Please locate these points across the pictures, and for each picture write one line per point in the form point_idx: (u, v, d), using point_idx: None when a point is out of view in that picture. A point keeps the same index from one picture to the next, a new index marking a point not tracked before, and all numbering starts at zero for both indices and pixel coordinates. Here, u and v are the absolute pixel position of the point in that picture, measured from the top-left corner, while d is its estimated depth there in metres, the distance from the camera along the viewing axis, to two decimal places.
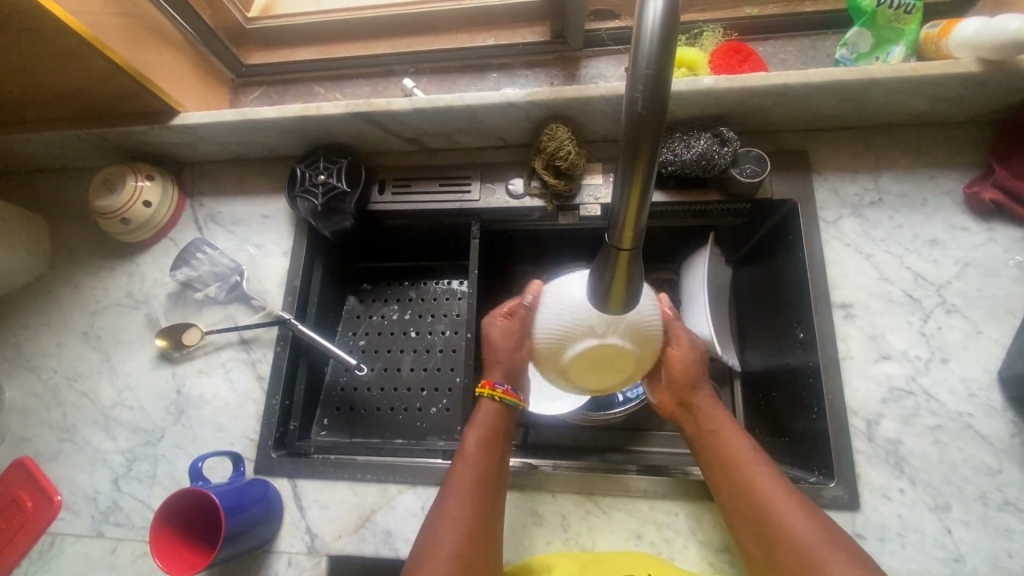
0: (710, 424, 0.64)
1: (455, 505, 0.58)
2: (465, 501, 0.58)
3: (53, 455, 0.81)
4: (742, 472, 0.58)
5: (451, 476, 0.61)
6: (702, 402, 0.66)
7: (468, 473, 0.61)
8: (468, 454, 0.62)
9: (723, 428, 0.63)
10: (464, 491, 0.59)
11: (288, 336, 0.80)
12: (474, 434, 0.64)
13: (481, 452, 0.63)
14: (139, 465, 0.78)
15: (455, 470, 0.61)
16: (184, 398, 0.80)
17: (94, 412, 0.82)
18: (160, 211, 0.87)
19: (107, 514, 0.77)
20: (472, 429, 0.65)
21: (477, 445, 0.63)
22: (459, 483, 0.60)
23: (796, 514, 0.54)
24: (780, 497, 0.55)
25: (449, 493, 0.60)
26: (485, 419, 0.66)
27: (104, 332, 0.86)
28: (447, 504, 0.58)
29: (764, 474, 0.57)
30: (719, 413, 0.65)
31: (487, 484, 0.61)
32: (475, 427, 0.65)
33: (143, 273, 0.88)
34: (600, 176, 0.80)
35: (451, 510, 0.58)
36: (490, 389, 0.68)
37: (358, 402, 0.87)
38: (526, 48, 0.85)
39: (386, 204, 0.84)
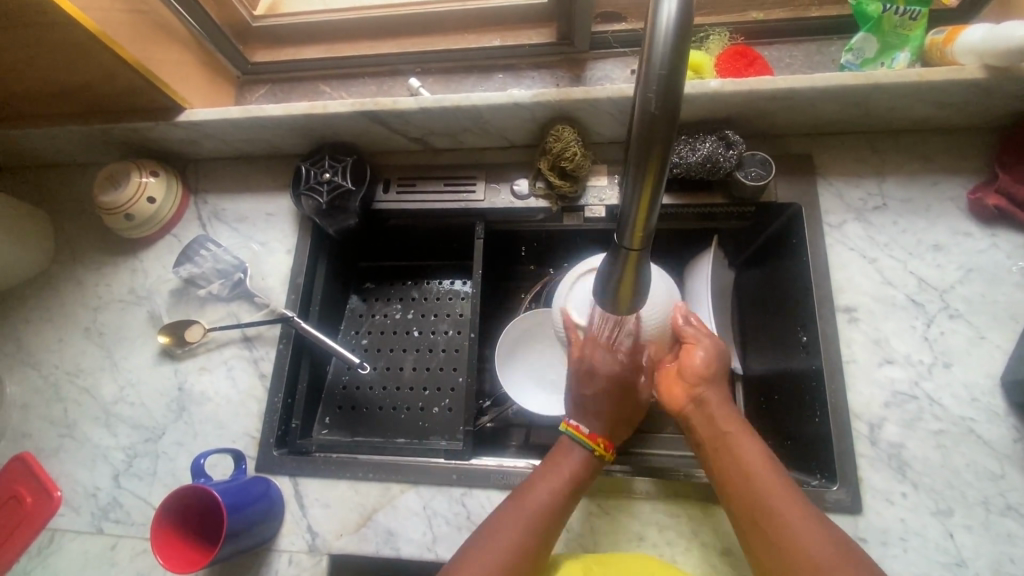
0: (718, 425, 0.62)
1: (517, 528, 0.57)
2: (524, 527, 0.57)
3: (53, 451, 0.81)
4: (755, 477, 0.56)
5: (518, 499, 0.60)
6: (714, 405, 0.63)
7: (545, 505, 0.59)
8: (546, 492, 0.60)
9: (736, 430, 0.60)
10: (526, 519, 0.58)
11: (291, 334, 0.80)
12: (558, 470, 0.62)
13: (558, 487, 0.61)
14: (139, 462, 0.78)
15: (524, 498, 0.60)
16: (186, 396, 0.80)
17: (94, 408, 0.82)
18: (165, 207, 0.86)
19: (107, 510, 0.76)
20: (558, 465, 0.63)
21: (560, 477, 0.61)
22: (524, 511, 0.58)
23: (809, 527, 0.52)
24: (791, 510, 0.53)
25: (510, 514, 0.58)
26: (575, 457, 0.63)
27: (106, 327, 0.86)
28: (510, 523, 0.57)
29: (778, 483, 0.55)
30: (732, 414, 0.63)
31: (552, 520, 0.59)
32: (564, 464, 0.63)
33: (146, 269, 0.88)
34: (605, 177, 0.81)
35: (512, 532, 0.56)
36: (593, 440, 0.64)
37: (360, 401, 0.86)
38: (533, 49, 0.85)
39: (391, 203, 0.84)
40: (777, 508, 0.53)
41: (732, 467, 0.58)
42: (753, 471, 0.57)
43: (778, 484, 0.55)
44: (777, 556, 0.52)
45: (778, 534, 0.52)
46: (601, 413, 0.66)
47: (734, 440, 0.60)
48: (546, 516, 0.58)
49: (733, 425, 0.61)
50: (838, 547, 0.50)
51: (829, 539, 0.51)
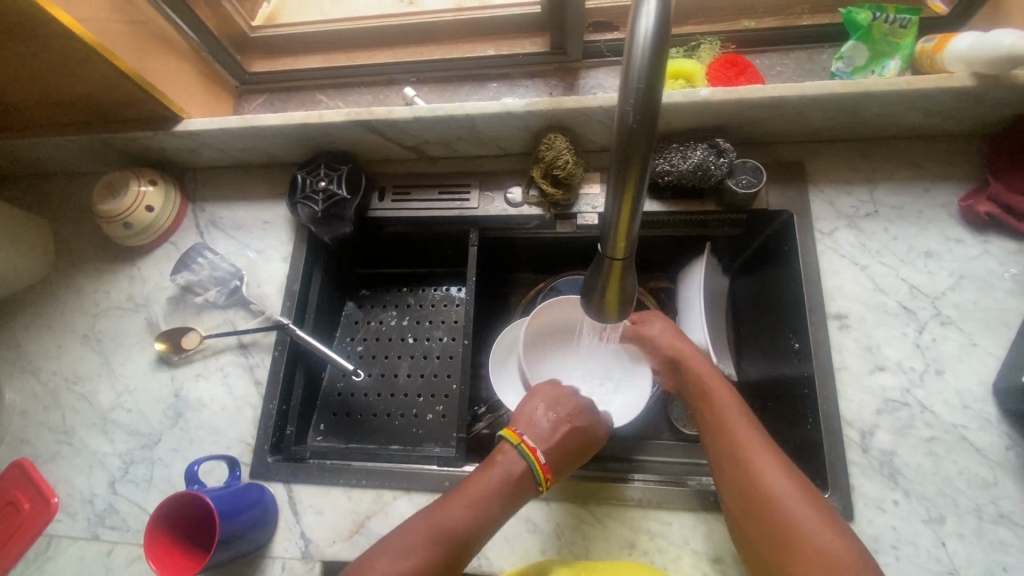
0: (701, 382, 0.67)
1: (420, 541, 0.55)
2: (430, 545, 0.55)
3: (51, 457, 0.82)
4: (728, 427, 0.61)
5: (430, 514, 0.58)
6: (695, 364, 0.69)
7: (454, 516, 0.58)
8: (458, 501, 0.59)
9: (714, 387, 0.66)
10: (434, 540, 0.56)
11: (286, 341, 0.81)
12: (460, 500, 0.59)
13: (472, 506, 0.59)
14: (135, 468, 0.79)
15: (437, 511, 0.58)
16: (182, 402, 0.81)
17: (92, 415, 0.83)
18: (163, 216, 0.87)
19: (103, 516, 0.77)
20: (467, 499, 0.59)
21: (468, 509, 0.58)
22: (431, 532, 0.56)
23: (767, 463, 0.56)
24: (759, 457, 0.57)
25: (413, 535, 0.56)
26: (501, 472, 0.62)
27: (104, 335, 0.87)
28: (414, 534, 0.56)
29: (746, 429, 0.60)
30: (714, 373, 0.68)
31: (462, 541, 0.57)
32: (469, 493, 0.60)
33: (145, 277, 0.89)
34: (598, 185, 0.81)
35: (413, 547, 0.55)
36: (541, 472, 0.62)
37: (354, 408, 0.87)
38: (526, 58, 0.86)
39: (386, 211, 0.85)
40: (740, 445, 0.58)
41: (710, 418, 0.63)
42: (727, 420, 0.61)
43: (745, 428, 0.60)
44: (744, 500, 0.55)
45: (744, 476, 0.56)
46: (561, 446, 0.65)
47: (714, 396, 0.65)
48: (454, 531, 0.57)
49: (714, 383, 0.66)
50: (796, 482, 0.54)
51: (788, 476, 0.55)
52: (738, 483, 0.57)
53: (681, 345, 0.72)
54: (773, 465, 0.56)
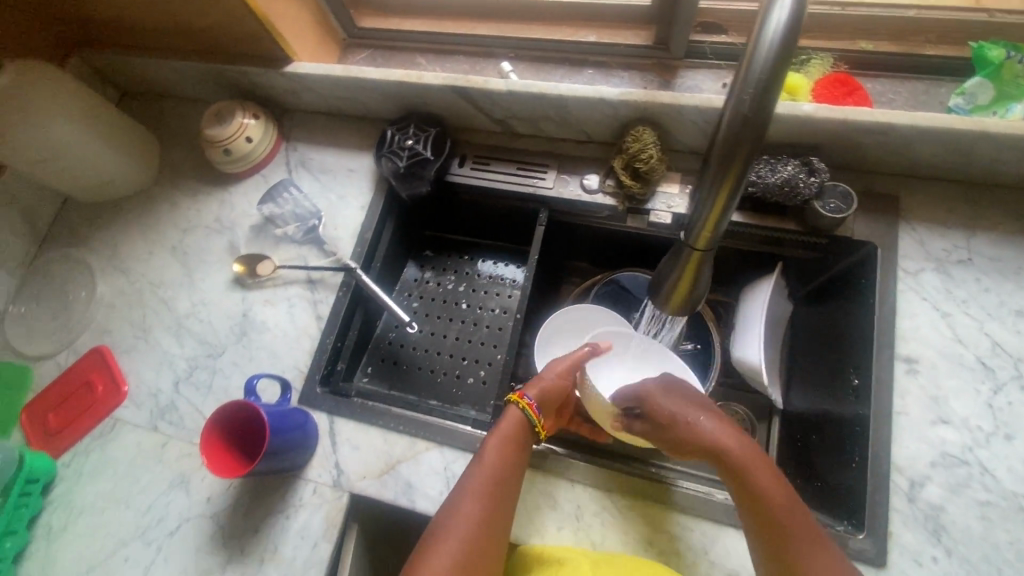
0: (718, 457, 0.56)
1: (470, 504, 0.57)
2: (479, 502, 0.57)
3: (128, 349, 0.90)
4: (779, 528, 0.51)
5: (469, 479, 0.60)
6: (717, 440, 0.56)
7: (488, 476, 0.59)
8: (489, 458, 0.61)
9: (748, 472, 0.54)
10: (483, 497, 0.58)
11: (351, 284, 0.85)
12: (486, 457, 0.62)
13: (501, 457, 0.62)
14: (197, 374, 0.85)
15: (475, 474, 0.60)
16: (248, 322, 0.87)
17: (169, 318, 0.90)
18: (259, 148, 0.94)
19: (164, 411, 0.85)
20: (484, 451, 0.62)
21: (491, 458, 0.61)
22: (474, 490, 0.58)
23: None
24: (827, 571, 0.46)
25: (461, 503, 0.57)
26: (509, 422, 0.65)
27: (189, 249, 0.94)
28: (463, 504, 0.57)
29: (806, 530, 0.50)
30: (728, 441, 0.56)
31: (508, 480, 0.61)
32: (500, 434, 0.64)
33: (233, 203, 0.95)
34: (676, 186, 0.80)
35: (465, 509, 0.57)
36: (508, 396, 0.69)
37: (402, 358, 0.90)
38: (627, 49, 0.85)
39: (464, 177, 0.88)
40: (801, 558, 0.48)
41: (755, 514, 0.52)
42: (779, 525, 0.51)
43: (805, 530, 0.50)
44: None
45: None
46: (552, 392, 0.70)
47: (755, 484, 0.53)
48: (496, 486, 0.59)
49: (751, 464, 0.54)
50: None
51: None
52: None
53: (687, 411, 0.59)
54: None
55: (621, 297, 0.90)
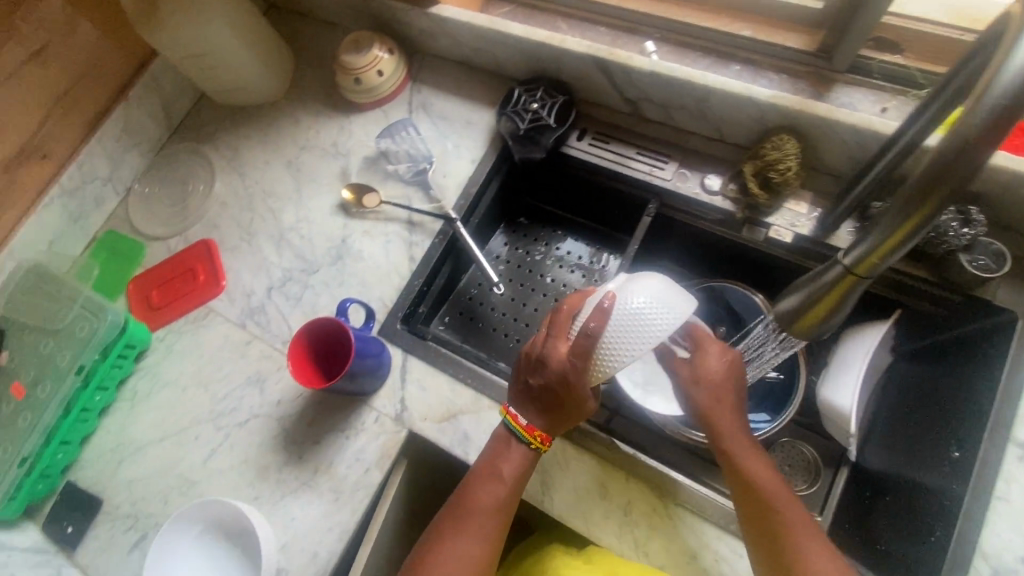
0: (729, 440, 0.64)
1: (473, 542, 0.63)
2: (480, 539, 0.64)
3: (232, 247, 0.96)
4: (769, 494, 0.60)
5: (473, 510, 0.65)
6: (725, 410, 0.66)
7: (490, 514, 0.65)
8: (498, 493, 0.65)
9: (743, 447, 0.64)
10: (483, 534, 0.64)
11: (448, 234, 0.87)
12: (499, 485, 0.65)
13: (505, 493, 0.65)
14: (290, 285, 0.90)
15: (479, 508, 0.65)
16: (345, 248, 0.90)
17: (273, 228, 0.95)
18: (386, 84, 0.96)
19: (255, 311, 0.90)
20: (499, 479, 0.66)
21: (504, 489, 0.65)
22: (477, 529, 0.64)
23: (813, 549, 0.57)
24: (807, 540, 0.57)
25: (464, 536, 0.64)
26: (515, 455, 0.67)
27: (304, 167, 0.98)
28: (466, 541, 0.63)
29: (792, 507, 0.60)
30: (740, 429, 0.65)
31: (507, 512, 0.66)
32: (510, 469, 0.66)
33: (352, 131, 0.98)
34: (804, 206, 0.76)
35: (468, 547, 0.63)
36: (530, 435, 0.67)
37: (479, 316, 0.92)
38: (784, 52, 0.80)
39: (581, 151, 0.86)
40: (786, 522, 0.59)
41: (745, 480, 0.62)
42: (771, 493, 0.61)
43: (792, 503, 0.60)
44: None
45: (789, 554, 0.57)
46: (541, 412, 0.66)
47: (748, 458, 0.63)
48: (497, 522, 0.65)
49: (745, 441, 0.65)
50: None
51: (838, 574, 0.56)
52: (779, 563, 0.57)
53: (720, 380, 0.67)
54: (816, 547, 0.57)
55: (717, 309, 0.85)
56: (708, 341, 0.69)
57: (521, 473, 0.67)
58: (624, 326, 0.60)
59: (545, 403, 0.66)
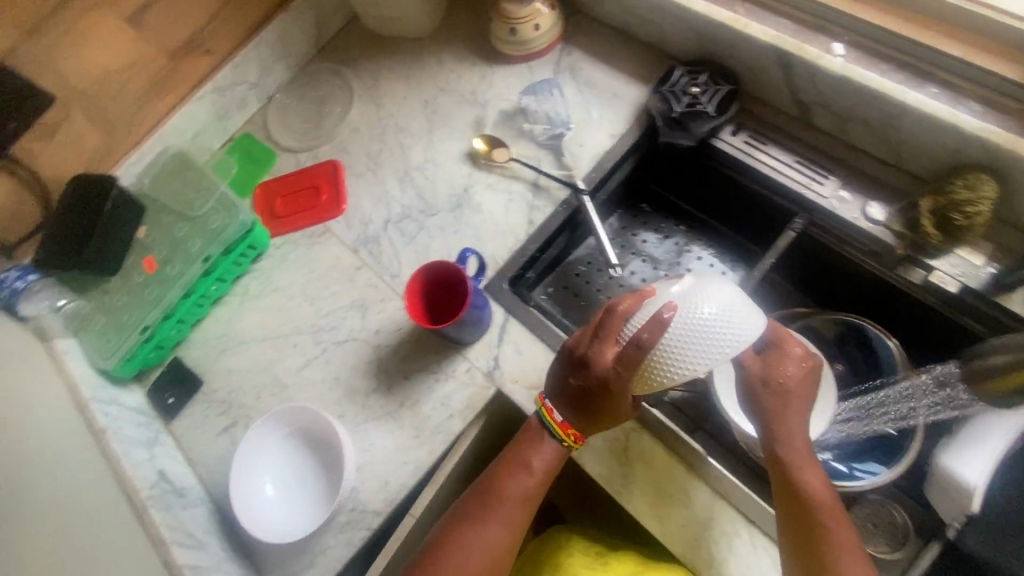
0: (784, 445, 0.60)
1: (498, 528, 0.64)
2: (506, 525, 0.64)
3: (357, 174, 0.98)
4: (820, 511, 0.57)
5: (502, 496, 0.65)
6: (786, 413, 0.60)
7: (517, 501, 0.65)
8: (527, 483, 0.65)
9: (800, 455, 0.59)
10: (508, 520, 0.65)
11: (572, 205, 0.85)
12: (528, 476, 0.65)
13: (535, 484, 0.65)
14: (407, 222, 0.92)
15: (506, 494, 0.65)
16: (466, 197, 0.90)
17: (400, 163, 0.96)
18: (539, 40, 0.94)
19: (369, 240, 0.92)
20: (529, 471, 0.66)
21: (533, 480, 0.65)
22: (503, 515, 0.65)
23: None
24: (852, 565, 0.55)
25: (488, 520, 0.64)
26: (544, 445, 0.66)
27: (439, 109, 0.98)
28: (491, 527, 0.64)
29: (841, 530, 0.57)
30: (800, 433, 0.61)
31: (534, 501, 0.66)
32: (540, 460, 0.66)
33: (493, 82, 0.97)
34: (979, 258, 0.69)
35: (494, 531, 0.64)
36: (564, 432, 0.66)
37: (583, 294, 0.89)
38: (999, 81, 0.69)
39: (733, 148, 0.81)
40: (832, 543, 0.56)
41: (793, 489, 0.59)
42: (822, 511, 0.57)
43: (842, 525, 0.57)
44: None
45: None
46: (577, 411, 0.64)
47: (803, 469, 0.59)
48: (523, 509, 0.65)
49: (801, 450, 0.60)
50: None
51: None
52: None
53: (785, 381, 0.61)
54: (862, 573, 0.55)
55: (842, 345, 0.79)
56: (788, 342, 0.63)
57: (551, 464, 0.66)
58: (684, 334, 0.58)
59: (583, 405, 0.64)
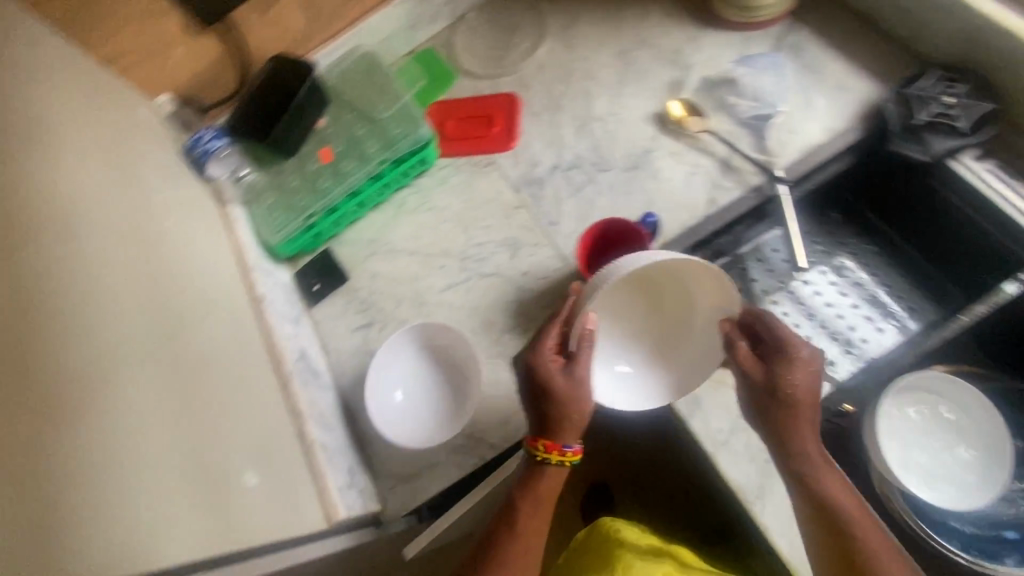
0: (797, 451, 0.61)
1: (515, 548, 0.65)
2: (521, 543, 0.66)
3: (533, 112, 0.95)
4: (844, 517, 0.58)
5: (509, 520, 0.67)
6: (794, 418, 0.61)
7: (528, 518, 0.66)
8: (529, 506, 0.66)
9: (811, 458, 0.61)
10: (523, 537, 0.66)
11: (764, 194, 0.80)
12: (531, 499, 0.66)
13: (540, 506, 0.66)
14: (576, 172, 0.89)
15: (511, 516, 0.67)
16: (645, 160, 0.86)
17: (580, 110, 0.93)
18: (764, 10, 0.87)
19: (533, 181, 0.91)
20: (527, 497, 0.67)
21: (537, 505, 0.66)
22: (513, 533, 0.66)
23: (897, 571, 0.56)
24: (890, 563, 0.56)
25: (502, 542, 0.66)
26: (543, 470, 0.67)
27: (634, 62, 0.93)
28: (508, 546, 0.66)
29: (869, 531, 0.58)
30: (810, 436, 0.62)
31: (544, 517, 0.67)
32: (538, 486, 0.67)
33: (702, 45, 0.90)
34: None
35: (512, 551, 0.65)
36: (546, 451, 0.65)
37: (747, 291, 0.81)
38: None
39: (974, 175, 0.72)
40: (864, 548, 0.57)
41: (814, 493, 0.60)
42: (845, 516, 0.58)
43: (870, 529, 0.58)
44: None
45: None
46: (542, 418, 0.65)
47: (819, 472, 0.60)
48: (534, 525, 0.66)
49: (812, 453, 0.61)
50: None
51: None
52: None
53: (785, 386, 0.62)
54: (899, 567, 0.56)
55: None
56: (790, 344, 0.62)
57: (551, 482, 0.67)
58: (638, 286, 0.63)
59: (538, 421, 0.66)
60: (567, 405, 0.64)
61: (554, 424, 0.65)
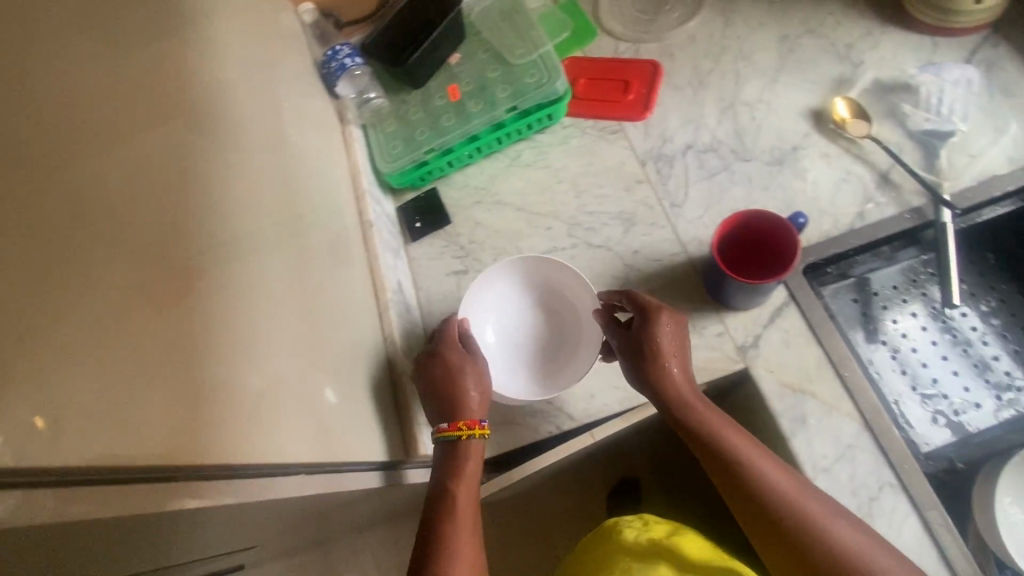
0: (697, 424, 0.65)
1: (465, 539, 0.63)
2: (468, 532, 0.64)
3: (675, 85, 0.90)
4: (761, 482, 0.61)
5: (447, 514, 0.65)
6: (687, 392, 0.67)
7: (465, 506, 0.66)
8: (461, 498, 0.66)
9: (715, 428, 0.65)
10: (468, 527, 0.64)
11: (924, 218, 0.74)
12: (462, 488, 0.66)
13: (470, 496, 0.66)
14: (711, 156, 0.84)
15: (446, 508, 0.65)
16: (793, 157, 0.80)
17: (728, 91, 0.87)
18: (968, 16, 0.78)
19: (661, 157, 0.86)
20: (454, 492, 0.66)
21: (468, 498, 0.66)
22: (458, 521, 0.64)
23: (833, 522, 0.58)
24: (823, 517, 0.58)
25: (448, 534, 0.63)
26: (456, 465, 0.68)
27: (798, 50, 0.86)
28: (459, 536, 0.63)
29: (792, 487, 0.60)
30: (701, 402, 0.67)
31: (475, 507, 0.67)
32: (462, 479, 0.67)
33: (880, 45, 0.83)
34: None
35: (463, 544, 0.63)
36: (456, 431, 0.68)
37: (875, 317, 0.78)
38: None
39: None
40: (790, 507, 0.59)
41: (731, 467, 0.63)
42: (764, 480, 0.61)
43: (792, 485, 0.60)
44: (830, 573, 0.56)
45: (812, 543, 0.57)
46: (453, 399, 0.70)
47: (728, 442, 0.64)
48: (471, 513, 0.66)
49: (715, 422, 0.65)
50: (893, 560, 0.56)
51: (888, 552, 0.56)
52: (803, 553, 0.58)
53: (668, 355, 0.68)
54: (832, 519, 0.58)
55: None
56: (654, 313, 0.69)
57: (473, 470, 0.68)
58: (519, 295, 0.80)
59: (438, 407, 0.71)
60: (472, 382, 0.71)
61: (456, 406, 0.69)
